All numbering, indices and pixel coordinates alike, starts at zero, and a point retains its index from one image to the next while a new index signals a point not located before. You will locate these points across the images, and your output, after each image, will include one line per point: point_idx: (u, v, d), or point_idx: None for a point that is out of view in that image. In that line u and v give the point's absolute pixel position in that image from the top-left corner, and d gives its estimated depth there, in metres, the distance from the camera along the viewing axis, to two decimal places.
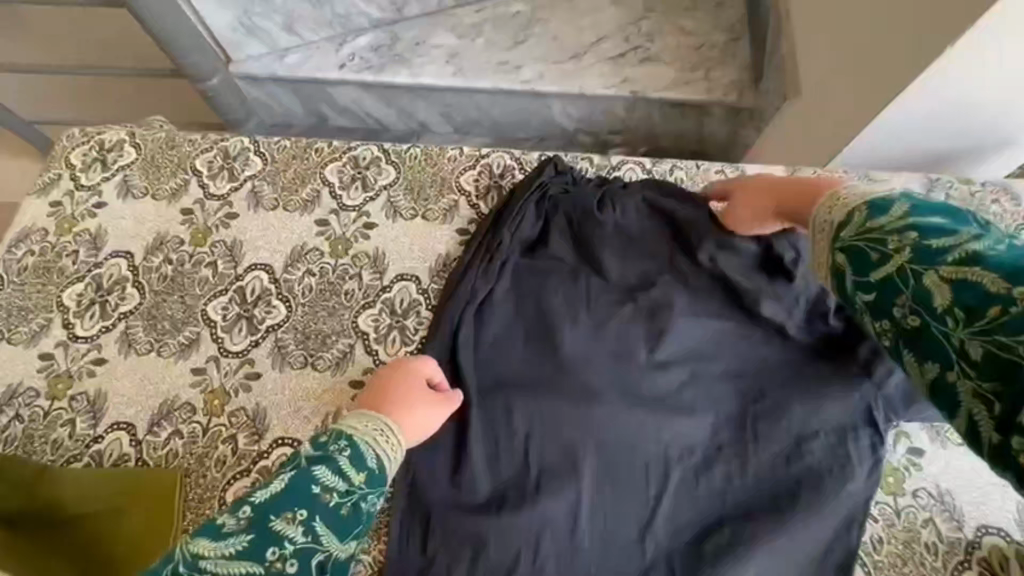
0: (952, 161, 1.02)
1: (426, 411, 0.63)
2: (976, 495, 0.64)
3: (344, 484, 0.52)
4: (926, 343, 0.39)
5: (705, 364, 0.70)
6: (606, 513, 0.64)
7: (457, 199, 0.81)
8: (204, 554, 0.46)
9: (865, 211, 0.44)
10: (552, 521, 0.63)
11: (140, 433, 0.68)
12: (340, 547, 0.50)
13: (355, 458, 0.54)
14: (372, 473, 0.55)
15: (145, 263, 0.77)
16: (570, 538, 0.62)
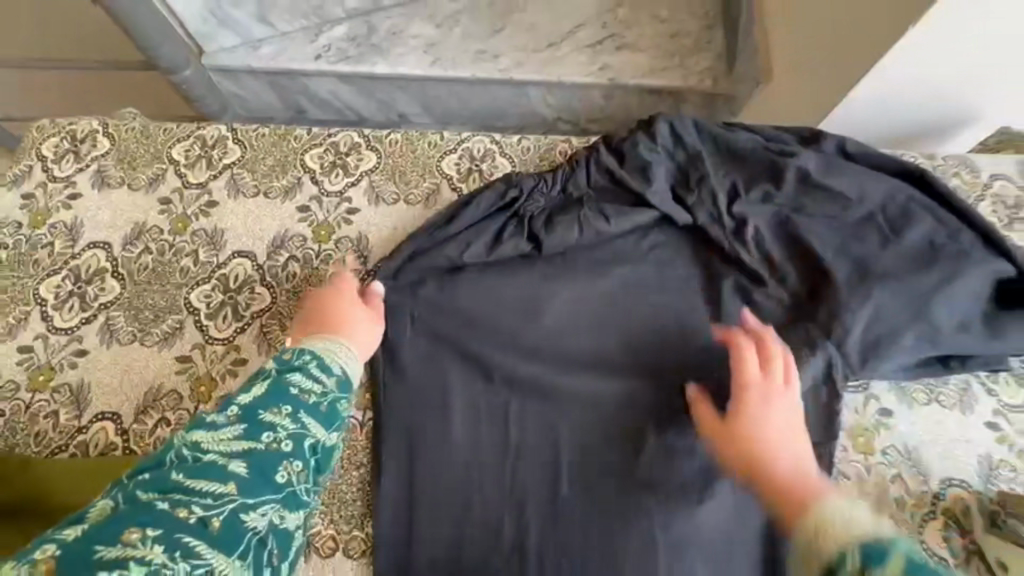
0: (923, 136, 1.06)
1: (367, 328, 0.65)
2: (941, 449, 0.68)
3: (319, 386, 0.52)
4: None
5: (684, 335, 0.72)
6: (586, 473, 0.68)
7: (439, 183, 0.82)
8: (203, 438, 0.45)
9: (859, 564, 0.34)
10: (533, 489, 0.67)
11: (126, 422, 0.67)
12: (329, 434, 0.49)
13: (321, 364, 0.54)
14: (341, 379, 0.55)
15: (124, 254, 0.77)
16: (550, 505, 0.67)
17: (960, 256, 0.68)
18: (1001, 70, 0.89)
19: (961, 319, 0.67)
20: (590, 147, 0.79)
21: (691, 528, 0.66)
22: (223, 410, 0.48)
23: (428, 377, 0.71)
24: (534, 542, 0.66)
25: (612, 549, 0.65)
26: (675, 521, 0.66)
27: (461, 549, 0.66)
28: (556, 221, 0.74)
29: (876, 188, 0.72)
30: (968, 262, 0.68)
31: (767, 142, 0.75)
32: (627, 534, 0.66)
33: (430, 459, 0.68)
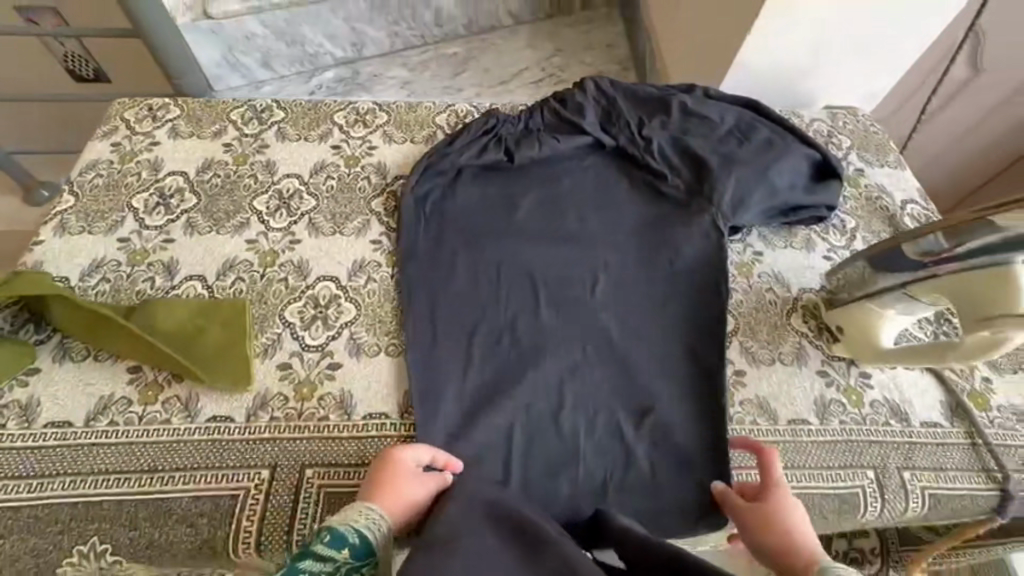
0: (795, 98, 1.49)
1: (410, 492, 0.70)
2: (796, 271, 0.99)
3: (329, 564, 0.60)
4: None
5: (617, 215, 1.03)
6: (558, 304, 0.92)
7: (434, 130, 1.13)
8: None
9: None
10: (522, 320, 0.90)
11: (210, 281, 0.88)
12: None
13: (334, 539, 0.62)
14: (354, 548, 0.62)
15: (199, 178, 1.00)
16: (536, 329, 0.89)
17: (786, 146, 1.03)
18: (829, 47, 1.33)
19: (791, 180, 1.01)
20: (543, 101, 1.12)
21: (639, 332, 0.90)
22: None
23: (435, 250, 0.95)
24: (527, 353, 0.87)
25: (584, 351, 0.88)
26: (625, 329, 0.90)
27: (471, 363, 0.85)
28: (521, 142, 1.06)
29: (729, 113, 1.07)
30: (791, 149, 1.03)
31: (657, 89, 1.11)
32: (592, 341, 0.89)
33: (442, 304, 0.89)
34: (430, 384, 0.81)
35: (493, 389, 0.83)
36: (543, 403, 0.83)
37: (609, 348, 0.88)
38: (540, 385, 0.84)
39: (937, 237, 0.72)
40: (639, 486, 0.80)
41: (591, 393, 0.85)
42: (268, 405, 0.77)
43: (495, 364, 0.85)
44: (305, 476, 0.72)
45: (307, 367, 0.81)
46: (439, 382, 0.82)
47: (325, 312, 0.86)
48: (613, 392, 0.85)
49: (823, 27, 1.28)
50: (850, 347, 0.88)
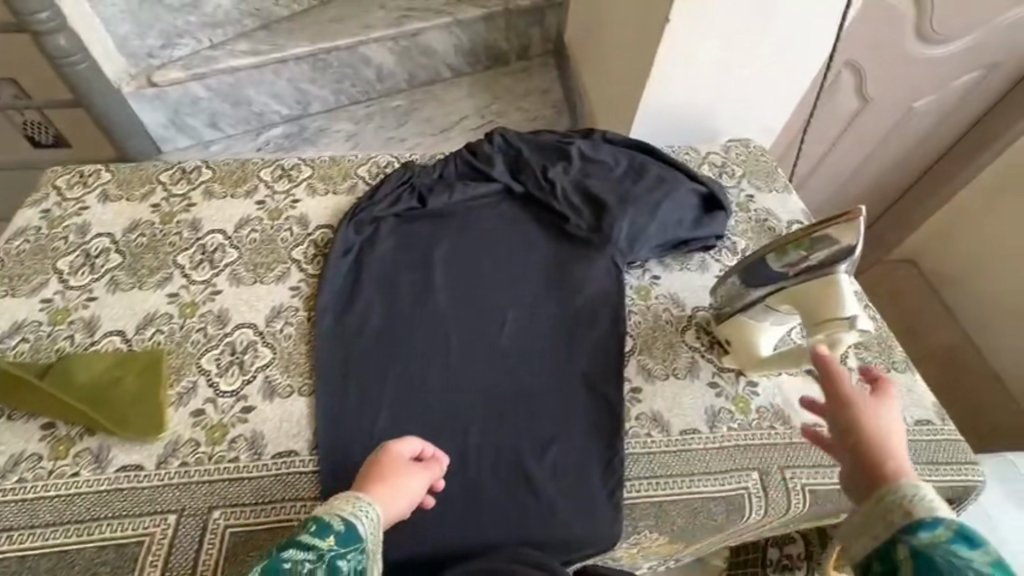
0: (704, 137, 1.63)
1: (404, 482, 0.76)
2: (691, 291, 1.08)
3: (314, 550, 0.67)
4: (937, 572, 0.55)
5: (526, 251, 1.10)
6: (468, 342, 0.97)
7: (357, 181, 1.21)
8: None
9: (951, 534, 0.57)
10: (433, 365, 0.93)
11: (129, 334, 0.92)
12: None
13: (319, 528, 0.69)
14: (340, 534, 0.69)
15: (125, 237, 1.06)
16: (446, 373, 0.93)
17: (675, 182, 1.13)
18: (723, 89, 1.49)
19: (678, 219, 1.09)
20: (457, 152, 1.21)
21: (545, 367, 0.94)
22: None
23: (349, 302, 1.00)
24: (437, 396, 0.90)
25: (492, 388, 0.92)
26: (532, 361, 0.95)
27: (381, 411, 0.87)
28: (435, 190, 1.14)
29: (623, 156, 1.18)
30: (679, 184, 1.12)
31: (558, 138, 1.21)
32: (500, 379, 0.93)
33: (354, 354, 0.93)
34: (340, 432, 0.84)
35: (402, 435, 0.86)
36: (452, 445, 0.86)
37: (515, 384, 0.92)
38: (448, 425, 0.87)
39: (796, 252, 0.81)
40: (542, 513, 0.81)
41: (499, 431, 0.87)
42: (179, 450, 0.80)
43: (403, 409, 0.88)
44: (211, 519, 0.75)
45: (220, 412, 0.84)
46: (349, 431, 0.84)
47: (241, 357, 0.91)
48: (519, 427, 0.87)
49: (714, 71, 1.44)
50: (733, 355, 0.95)
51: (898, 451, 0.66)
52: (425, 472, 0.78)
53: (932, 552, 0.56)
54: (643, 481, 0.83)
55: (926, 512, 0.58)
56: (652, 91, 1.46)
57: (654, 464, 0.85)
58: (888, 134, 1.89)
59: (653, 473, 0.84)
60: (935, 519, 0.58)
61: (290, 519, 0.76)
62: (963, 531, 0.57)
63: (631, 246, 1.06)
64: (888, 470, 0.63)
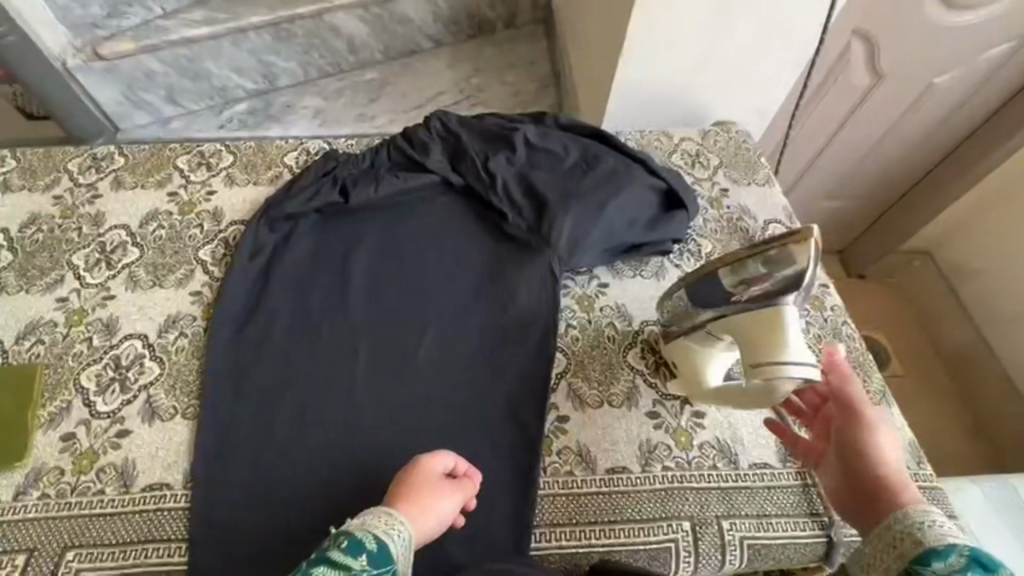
0: (685, 120, 1.47)
1: (436, 500, 0.68)
2: (641, 303, 0.95)
3: (347, 571, 0.55)
4: None
5: (458, 255, 0.99)
6: (379, 360, 0.87)
7: (281, 170, 1.09)
8: None
9: (961, 563, 0.49)
10: (336, 387, 0.84)
11: (7, 345, 0.84)
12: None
13: (350, 546, 0.58)
14: (373, 555, 0.58)
15: (20, 233, 0.97)
16: (350, 396, 0.83)
17: (630, 176, 0.99)
18: (706, 66, 1.32)
19: (630, 219, 0.96)
20: (390, 138, 1.08)
21: (460, 392, 0.84)
22: None
23: (252, 311, 0.90)
24: (336, 424, 0.81)
25: (399, 415, 0.82)
26: (448, 384, 0.85)
27: (271, 440, 0.78)
28: (360, 180, 1.02)
29: (575, 145, 1.04)
30: (634, 178, 0.98)
31: (505, 122, 1.08)
32: (408, 406, 0.83)
33: (248, 373, 0.84)
34: (222, 464, 0.76)
35: (291, 467, 0.77)
36: (345, 481, 0.77)
37: (425, 411, 0.82)
38: (344, 458, 0.78)
39: (754, 263, 0.68)
40: (438, 561, 0.73)
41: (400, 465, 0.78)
42: (40, 480, 0.73)
43: (296, 439, 0.79)
44: (63, 561, 0.68)
45: (92, 436, 0.77)
46: (232, 462, 0.76)
47: (124, 373, 0.82)
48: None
49: (695, 47, 1.27)
50: (680, 381, 0.82)
51: (900, 475, 0.61)
52: (459, 492, 0.70)
53: None
54: (559, 529, 0.74)
55: (932, 541, 0.52)
56: (624, 68, 1.31)
57: (572, 508, 0.75)
58: (905, 113, 1.68)
59: (570, 520, 0.75)
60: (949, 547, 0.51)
61: (152, 564, 0.69)
62: (977, 558, 0.49)
63: (573, 251, 0.93)
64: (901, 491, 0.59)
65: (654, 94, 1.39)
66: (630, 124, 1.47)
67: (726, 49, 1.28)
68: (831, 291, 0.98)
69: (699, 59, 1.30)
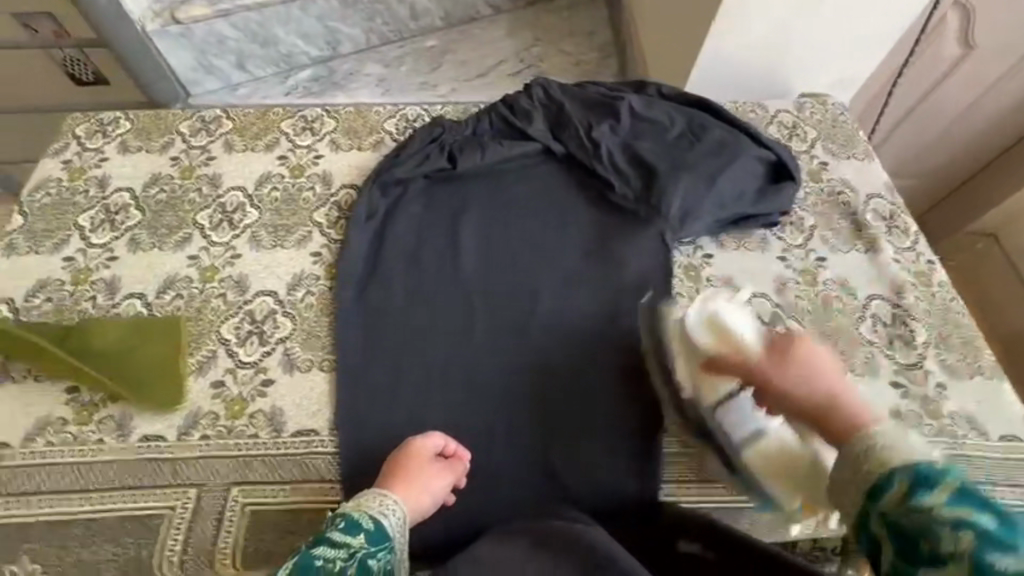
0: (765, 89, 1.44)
1: (428, 482, 0.74)
2: (747, 274, 0.96)
3: (345, 549, 0.64)
4: (906, 541, 0.47)
5: (564, 221, 1.00)
6: (497, 323, 0.90)
7: (382, 136, 1.11)
8: None
9: (910, 478, 0.48)
10: (457, 346, 0.87)
11: (150, 299, 0.89)
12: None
13: (347, 526, 0.66)
14: (370, 533, 0.67)
15: (144, 193, 1.01)
16: (472, 355, 0.87)
17: (739, 147, 0.98)
18: (798, 33, 1.28)
19: (739, 191, 0.96)
20: (491, 104, 1.08)
21: (577, 355, 0.87)
22: None
23: (371, 272, 0.93)
24: (462, 381, 0.85)
25: (519, 375, 0.86)
26: (565, 347, 0.88)
27: (403, 394, 0.83)
28: (466, 146, 1.03)
29: (679, 115, 1.04)
30: (744, 149, 0.98)
31: (607, 91, 1.08)
32: (528, 367, 0.86)
33: (374, 331, 0.88)
34: (362, 414, 0.80)
35: (425, 420, 0.82)
36: (476, 434, 0.82)
37: (545, 371, 0.86)
38: (471, 413, 0.83)
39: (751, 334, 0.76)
40: (567, 512, 0.78)
41: (525, 423, 0.83)
42: (199, 423, 0.78)
43: (426, 393, 0.83)
44: (230, 496, 0.74)
45: (240, 384, 0.82)
46: (369, 413, 0.81)
47: (261, 328, 0.87)
48: (545, 421, 0.83)
49: (792, 13, 1.22)
50: (796, 496, 0.72)
51: (834, 400, 0.59)
52: (453, 474, 0.76)
53: (898, 517, 0.48)
54: None
55: (884, 464, 0.51)
56: (716, 36, 1.25)
57: None
58: (994, 85, 1.57)
59: None
60: (920, 463, 0.49)
61: (307, 503, 0.75)
62: (925, 475, 0.48)
63: (683, 222, 0.95)
64: (844, 426, 0.57)
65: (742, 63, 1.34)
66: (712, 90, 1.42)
67: (823, 15, 1.24)
68: (935, 268, 0.98)
69: (792, 26, 1.26)
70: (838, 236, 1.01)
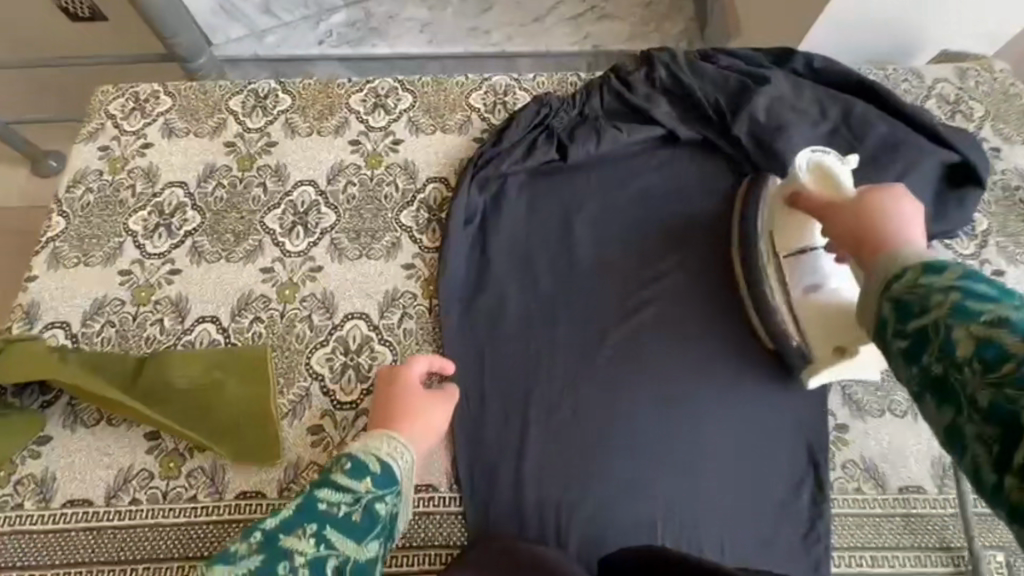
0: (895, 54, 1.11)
1: (428, 414, 0.68)
2: None
3: (350, 496, 0.60)
4: (915, 361, 0.36)
5: (696, 224, 0.84)
6: (627, 349, 0.77)
7: (469, 114, 0.93)
8: (224, 568, 0.52)
9: (919, 269, 0.38)
10: (585, 377, 0.75)
11: (225, 324, 0.77)
12: (357, 551, 0.57)
13: (354, 468, 0.61)
14: (377, 477, 0.61)
15: (201, 189, 0.86)
16: (605, 386, 0.75)
17: (914, 151, 0.82)
18: None
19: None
20: (602, 79, 0.91)
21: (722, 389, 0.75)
22: (247, 537, 0.55)
23: (477, 291, 0.80)
24: (593, 422, 0.73)
25: (659, 416, 0.73)
26: (711, 380, 0.75)
27: (530, 437, 0.72)
28: (579, 131, 0.87)
29: (836, 101, 0.87)
30: (922, 154, 0.82)
31: (747, 65, 0.90)
32: (669, 403, 0.74)
33: (489, 363, 0.76)
34: (484, 464, 0.71)
35: (560, 466, 0.71)
36: (617, 486, 0.70)
37: (687, 409, 0.74)
38: (605, 462, 0.71)
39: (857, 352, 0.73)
40: None
41: (670, 472, 0.71)
42: (302, 476, 0.69)
43: (553, 440, 0.72)
44: None
45: (342, 428, 0.72)
46: (491, 461, 0.71)
47: (356, 359, 0.75)
48: (692, 471, 0.71)
49: None
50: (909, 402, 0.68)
51: (896, 234, 0.47)
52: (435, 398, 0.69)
53: (920, 272, 0.38)
54: (857, 552, 0.68)
55: (933, 261, 0.39)
56: None
57: (869, 532, 0.69)
58: None
59: (868, 544, 0.68)
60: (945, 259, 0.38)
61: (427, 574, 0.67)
62: (975, 278, 0.36)
63: None
64: (880, 245, 0.46)
65: (892, 12, 1.01)
66: (843, 46, 1.08)
67: None
68: None
69: None
70: (1017, 245, 0.85)
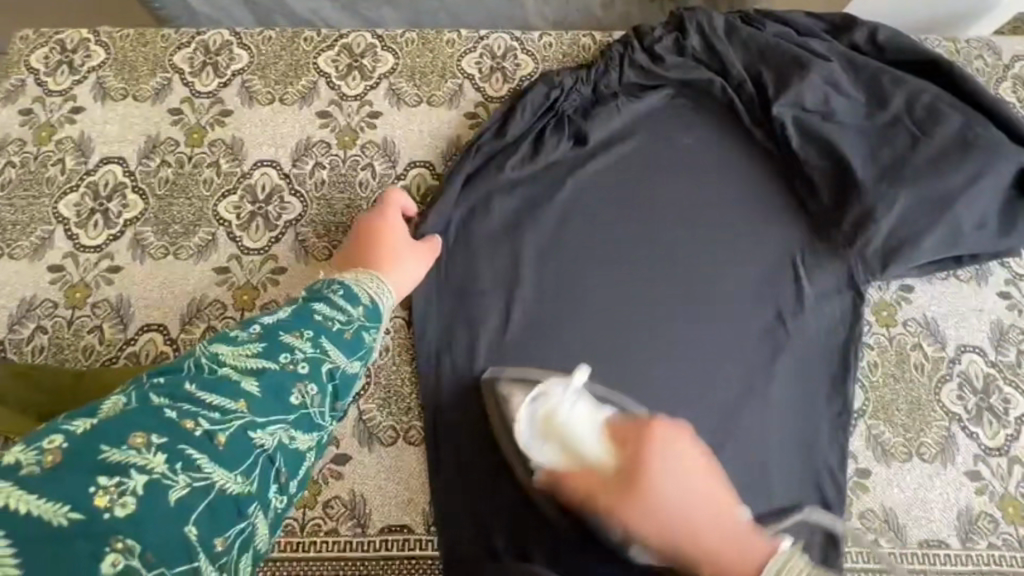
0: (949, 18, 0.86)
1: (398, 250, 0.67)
2: (956, 318, 0.72)
3: (343, 315, 0.53)
4: None
5: (719, 229, 0.73)
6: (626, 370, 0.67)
7: (461, 83, 0.79)
8: (224, 351, 0.46)
9: None
10: None
11: (173, 333, 0.67)
12: (347, 361, 0.50)
13: (347, 294, 0.55)
14: (367, 309, 0.55)
15: (142, 167, 0.73)
16: None
17: (987, 152, 0.69)
18: None
19: (978, 221, 0.69)
20: (622, 42, 0.76)
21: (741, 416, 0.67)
22: (247, 326, 0.49)
23: (462, 295, 0.69)
24: None
25: None
26: (720, 411, 0.67)
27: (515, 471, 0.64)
28: (594, 115, 0.74)
29: (899, 84, 0.72)
30: (996, 157, 0.69)
31: (794, 35, 0.75)
32: None
33: (476, 378, 0.67)
34: (463, 503, 0.63)
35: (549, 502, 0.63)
36: None
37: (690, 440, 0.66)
38: None
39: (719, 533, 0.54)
40: None
41: None
42: None
43: None
44: None
45: None
46: (472, 502, 0.63)
47: None
48: None
49: None
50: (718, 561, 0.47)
51: None
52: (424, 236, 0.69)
53: None
54: None
55: None
56: None
57: None
58: None
59: None
60: None
61: None
62: None
63: (884, 255, 0.69)
64: None
65: None
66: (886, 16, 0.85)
67: None
68: None
69: None
70: None
